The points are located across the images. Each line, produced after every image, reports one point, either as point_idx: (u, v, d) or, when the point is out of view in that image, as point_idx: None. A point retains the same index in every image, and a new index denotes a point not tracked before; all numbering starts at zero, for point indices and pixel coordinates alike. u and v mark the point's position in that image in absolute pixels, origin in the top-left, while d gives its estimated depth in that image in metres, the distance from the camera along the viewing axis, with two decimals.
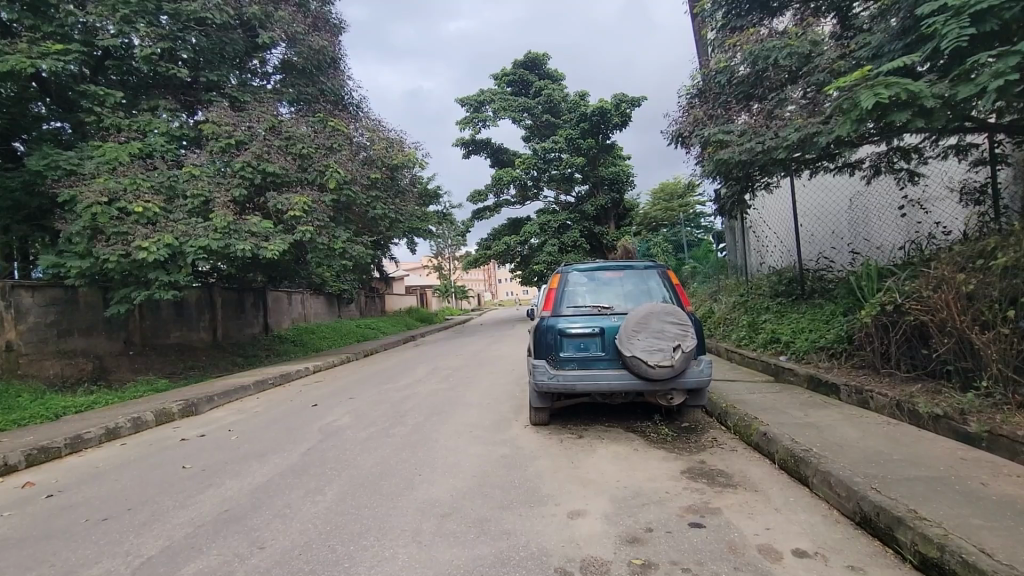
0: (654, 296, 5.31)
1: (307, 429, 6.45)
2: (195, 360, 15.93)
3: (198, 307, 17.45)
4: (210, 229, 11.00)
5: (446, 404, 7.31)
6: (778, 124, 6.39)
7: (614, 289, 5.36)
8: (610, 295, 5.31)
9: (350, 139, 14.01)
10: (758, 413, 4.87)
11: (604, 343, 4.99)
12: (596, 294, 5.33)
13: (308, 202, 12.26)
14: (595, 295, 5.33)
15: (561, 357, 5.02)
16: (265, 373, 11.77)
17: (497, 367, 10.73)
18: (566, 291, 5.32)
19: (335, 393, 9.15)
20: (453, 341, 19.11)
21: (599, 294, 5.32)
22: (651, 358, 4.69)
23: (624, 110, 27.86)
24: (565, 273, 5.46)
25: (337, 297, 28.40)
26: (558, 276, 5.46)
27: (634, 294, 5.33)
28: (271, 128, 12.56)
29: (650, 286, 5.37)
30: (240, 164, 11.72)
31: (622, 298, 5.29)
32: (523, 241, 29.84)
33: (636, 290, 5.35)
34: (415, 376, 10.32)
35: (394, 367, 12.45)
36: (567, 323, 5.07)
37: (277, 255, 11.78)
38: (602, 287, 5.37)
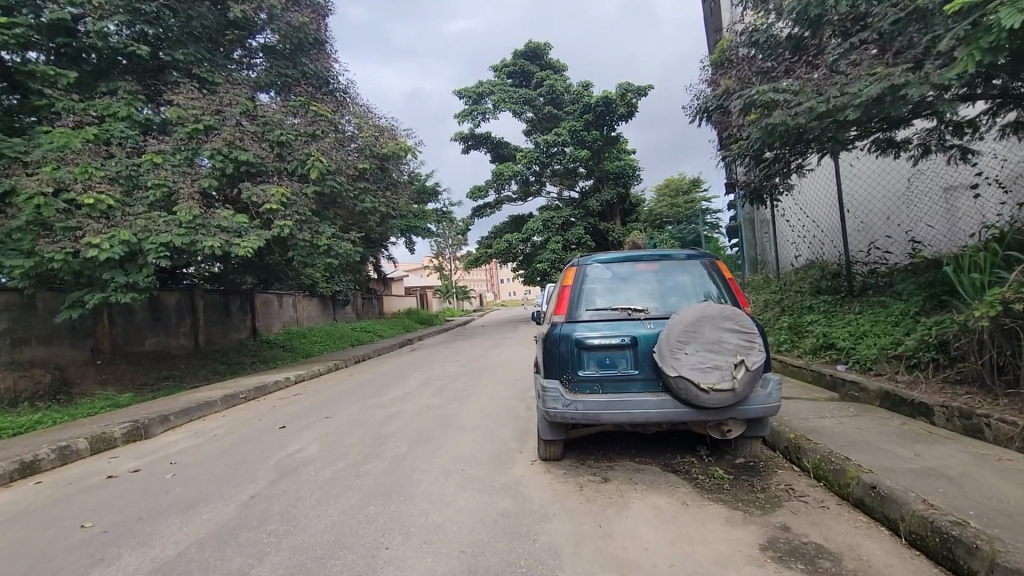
0: (700, 296, 4.04)
1: (259, 463, 5.20)
2: (172, 369, 14.73)
3: (177, 312, 16.24)
4: (174, 224, 9.81)
5: (434, 426, 6.07)
6: (845, 79, 5.10)
7: (647, 287, 4.09)
8: (641, 294, 4.05)
9: (334, 125, 12.76)
10: (846, 450, 3.61)
11: (636, 359, 3.75)
12: (624, 292, 4.07)
13: (286, 193, 11.06)
14: (622, 294, 4.07)
15: (579, 377, 3.80)
16: (239, 385, 10.55)
17: (497, 377, 9.48)
18: (582, 290, 4.08)
19: (311, 411, 7.92)
20: (452, 345, 17.82)
21: (627, 292, 4.07)
22: (705, 380, 3.43)
23: (630, 100, 26.62)
24: (583, 265, 4.20)
25: (331, 298, 27.19)
26: (573, 269, 4.21)
27: (673, 291, 4.06)
28: (244, 113, 11.37)
29: (694, 283, 4.10)
30: (209, 151, 10.54)
31: (658, 298, 4.02)
32: (525, 239, 28.58)
33: (677, 288, 4.08)
34: (404, 389, 9.07)
35: (383, 376, 11.20)
36: (586, 332, 3.83)
37: (251, 253, 10.57)
38: (631, 283, 4.11)
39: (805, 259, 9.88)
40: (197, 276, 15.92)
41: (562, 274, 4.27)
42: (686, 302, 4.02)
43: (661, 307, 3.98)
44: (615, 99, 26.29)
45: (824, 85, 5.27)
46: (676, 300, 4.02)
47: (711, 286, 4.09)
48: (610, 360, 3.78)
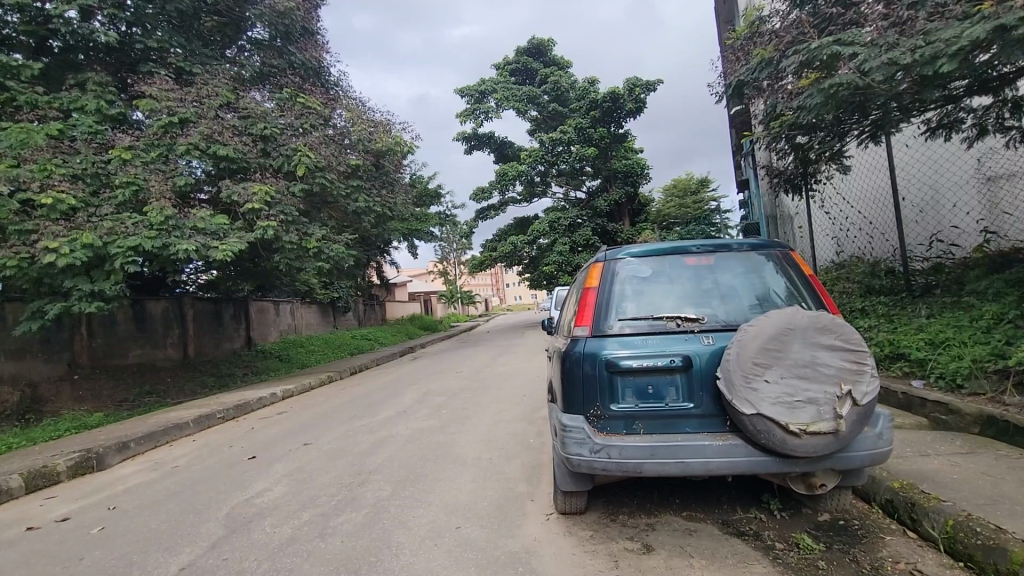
0: (768, 300, 2.99)
1: (210, 513, 4.21)
2: (157, 383, 13.79)
3: (164, 321, 15.29)
4: (144, 226, 8.87)
5: (428, 459, 5.08)
6: (934, 25, 4.09)
7: (697, 288, 3.05)
8: (689, 298, 3.02)
9: (324, 118, 11.81)
10: (988, 513, 2.61)
11: (693, 389, 2.74)
12: (666, 294, 3.05)
13: (270, 191, 10.12)
14: (663, 297, 3.05)
15: (612, 411, 2.80)
16: (219, 402, 9.59)
17: (504, 391, 8.43)
18: (611, 291, 3.09)
19: (290, 435, 6.95)
20: (455, 354, 16.84)
21: (671, 295, 3.04)
22: (793, 420, 2.42)
23: (639, 95, 25.68)
24: (612, 260, 3.19)
25: (331, 305, 26.17)
26: (598, 266, 3.21)
27: (732, 293, 3.01)
28: (224, 105, 10.40)
29: (758, 282, 3.05)
30: (182, 146, 9.53)
31: (711, 302, 2.99)
32: (531, 242, 27.60)
33: (736, 289, 3.02)
34: (399, 407, 8.09)
35: (379, 391, 10.21)
36: (620, 352, 2.82)
37: (231, 258, 9.62)
38: (675, 283, 3.08)
39: (846, 256, 8.87)
40: (197, 284, 16.56)
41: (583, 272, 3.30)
42: (749, 306, 2.96)
43: (716, 315, 2.94)
44: (623, 94, 25.32)
45: (905, 34, 4.27)
46: (736, 303, 2.97)
47: (783, 287, 3.04)
48: (654, 389, 2.77)
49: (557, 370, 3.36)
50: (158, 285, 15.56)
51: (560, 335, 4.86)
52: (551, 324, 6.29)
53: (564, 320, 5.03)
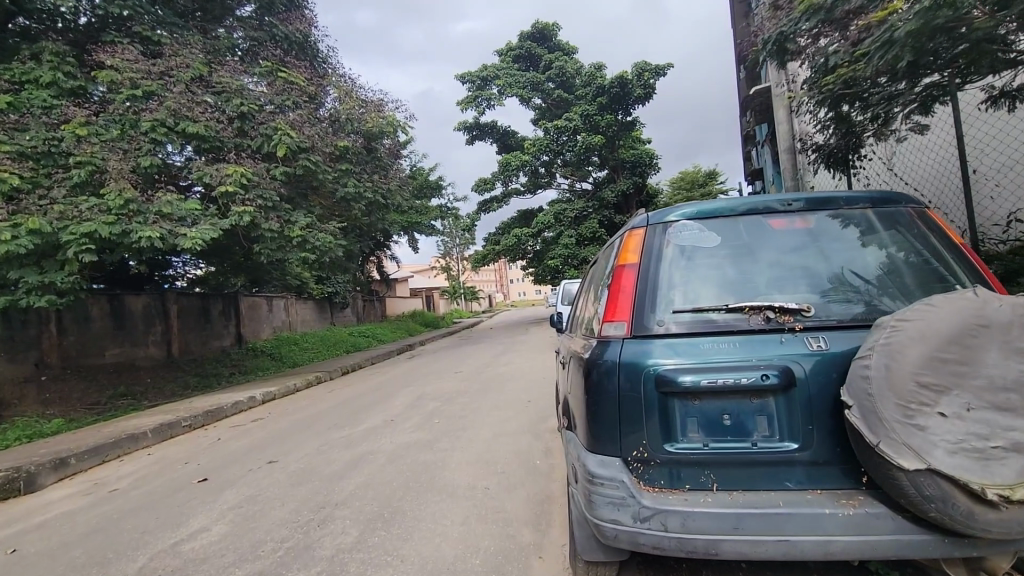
0: (880, 279, 1.95)
1: (121, 568, 3.22)
2: (135, 384, 12.85)
3: (145, 319, 14.33)
4: (102, 210, 7.89)
5: (410, 487, 4.10)
6: None
7: (775, 262, 2.03)
8: (764, 276, 2.00)
9: (309, 96, 10.83)
10: None
11: (799, 423, 1.74)
12: (729, 270, 2.04)
13: (246, 173, 9.15)
14: (726, 274, 2.04)
15: (667, 455, 1.80)
16: (190, 407, 8.63)
17: (505, 397, 7.43)
18: (657, 268, 2.08)
19: (258, 450, 5.97)
20: (455, 351, 15.93)
21: (736, 271, 2.03)
22: (990, 481, 1.43)
23: (647, 80, 24.66)
24: (660, 222, 2.19)
25: (328, 301, 25.19)
26: (639, 231, 2.23)
27: (826, 270, 1.98)
28: (196, 79, 9.41)
29: (867, 254, 2.02)
30: (145, 123, 8.56)
31: (795, 282, 1.97)
32: (535, 235, 26.57)
33: (832, 264, 2.00)
34: (387, 414, 7.12)
35: (369, 394, 9.25)
36: (680, 361, 1.83)
37: (202, 247, 8.66)
38: (744, 255, 2.07)
39: None
40: (187, 277, 16.22)
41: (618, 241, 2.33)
42: (849, 288, 1.93)
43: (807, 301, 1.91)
44: (630, 79, 24.27)
45: None
46: (831, 285, 1.95)
47: (907, 263, 1.99)
48: (734, 421, 1.77)
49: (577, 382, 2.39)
50: (144, 279, 15.09)
51: (576, 337, 3.87)
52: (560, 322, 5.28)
53: (582, 314, 4.03)
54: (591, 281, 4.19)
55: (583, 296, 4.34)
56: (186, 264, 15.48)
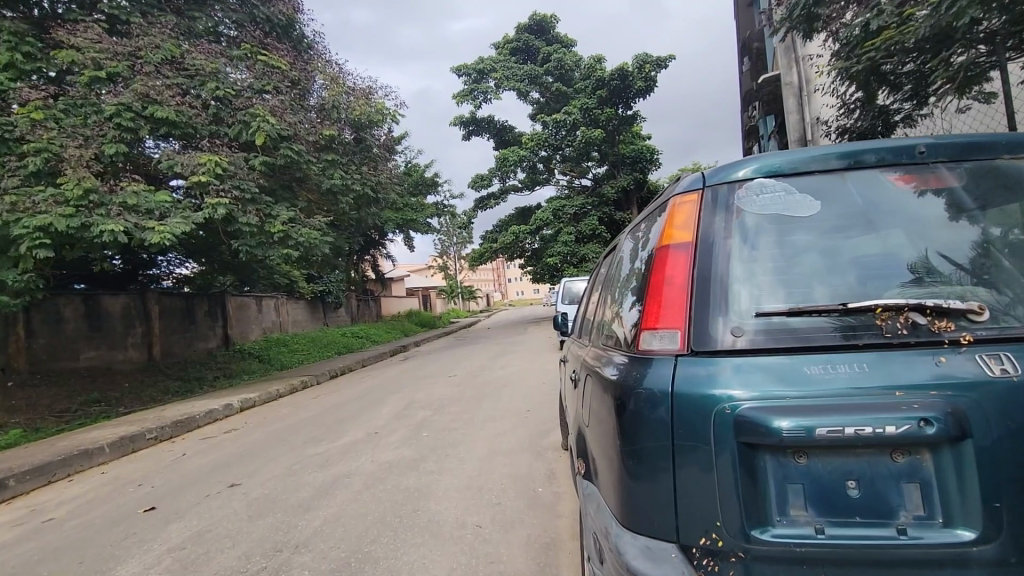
0: (997, 264, 1.37)
1: None
2: (111, 388, 12.12)
3: (124, 320, 13.57)
4: (58, 201, 7.17)
5: (386, 522, 3.44)
6: None
7: (852, 241, 1.48)
8: (846, 263, 1.44)
9: (293, 82, 10.12)
10: None
11: (976, 496, 1.16)
12: (789, 251, 1.49)
13: (222, 162, 8.47)
14: (788, 257, 1.48)
15: (760, 538, 1.23)
16: (160, 416, 7.92)
17: (503, 406, 6.74)
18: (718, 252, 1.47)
19: (223, 469, 5.28)
20: (451, 353, 15.25)
21: (804, 254, 1.47)
22: None
23: (648, 73, 23.99)
24: (724, 181, 1.57)
25: (321, 301, 24.44)
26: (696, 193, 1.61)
27: (911, 253, 1.44)
28: (166, 61, 8.68)
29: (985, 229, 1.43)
30: (109, 107, 7.82)
31: (895, 271, 1.41)
32: (533, 232, 25.87)
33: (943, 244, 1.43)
34: (372, 425, 6.44)
35: (356, 400, 8.57)
36: (779, 396, 1.26)
37: (173, 243, 7.95)
38: (820, 231, 1.50)
39: None
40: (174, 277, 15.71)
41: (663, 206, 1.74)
42: (936, 278, 1.39)
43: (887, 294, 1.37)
44: (631, 71, 23.57)
45: None
46: (914, 273, 1.41)
47: None
48: (866, 491, 1.19)
49: (596, 407, 1.81)
50: (130, 278, 14.55)
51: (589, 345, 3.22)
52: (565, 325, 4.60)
53: (596, 317, 3.35)
54: (606, 269, 3.57)
55: (596, 294, 3.66)
56: (173, 263, 15.13)
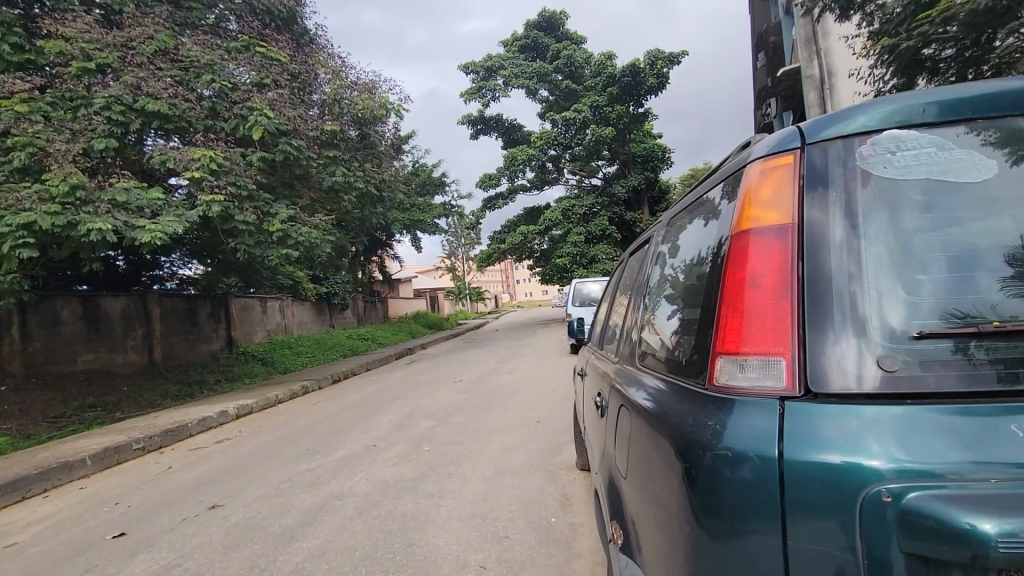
0: None
1: None
2: (108, 392, 11.77)
3: (124, 321, 13.20)
4: (44, 198, 6.79)
5: (377, 558, 2.99)
6: None
7: (961, 225, 1.18)
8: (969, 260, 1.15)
9: (293, 75, 9.72)
10: None
11: None
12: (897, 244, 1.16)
13: (217, 157, 8.03)
14: (904, 252, 1.16)
15: None
16: (150, 424, 7.52)
17: (511, 416, 6.31)
18: (823, 252, 1.14)
19: (208, 486, 4.87)
20: (457, 356, 14.82)
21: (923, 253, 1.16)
22: None
23: (660, 69, 23.47)
24: (839, 136, 1.23)
25: (326, 302, 24.04)
26: (795, 155, 1.25)
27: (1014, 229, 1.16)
28: (160, 53, 8.32)
29: None
30: (98, 99, 7.47)
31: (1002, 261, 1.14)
32: (542, 233, 25.40)
33: None
34: (372, 437, 6.01)
35: (357, 408, 8.14)
36: (986, 481, 0.93)
37: (164, 242, 7.54)
38: (933, 214, 1.18)
39: None
40: (177, 278, 15.39)
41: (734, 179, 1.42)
42: None
43: (999, 299, 1.10)
44: (643, 68, 23.04)
45: None
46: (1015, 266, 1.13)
47: None
48: None
49: (637, 447, 1.50)
50: (133, 279, 14.28)
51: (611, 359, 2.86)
52: (582, 333, 4.13)
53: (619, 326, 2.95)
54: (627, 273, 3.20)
55: (617, 300, 3.25)
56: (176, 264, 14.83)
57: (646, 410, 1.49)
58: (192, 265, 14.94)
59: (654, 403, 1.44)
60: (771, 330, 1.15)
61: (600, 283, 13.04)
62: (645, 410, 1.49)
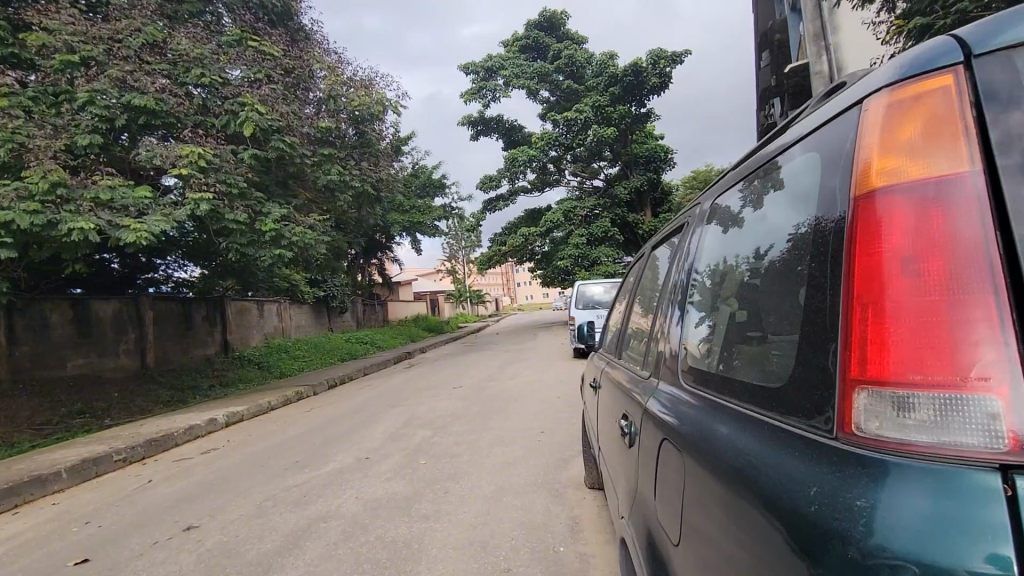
0: None
1: None
2: (98, 398, 11.41)
3: (116, 326, 12.74)
4: (23, 196, 6.41)
5: None
6: None
7: None
8: None
9: (287, 70, 9.41)
10: None
11: None
12: None
13: (206, 154, 7.70)
14: None
15: None
16: (135, 433, 7.17)
17: (513, 425, 5.97)
18: (1003, 221, 0.79)
19: (187, 503, 4.52)
20: (457, 360, 14.48)
21: None
22: None
23: (663, 69, 23.17)
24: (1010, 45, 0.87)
25: (324, 305, 23.70)
26: (953, 78, 0.89)
27: None
28: (147, 46, 7.99)
29: None
30: (81, 93, 7.11)
31: None
32: (543, 235, 25.06)
33: None
34: (365, 448, 5.66)
35: (351, 415, 7.80)
36: None
37: (150, 242, 7.19)
38: None
39: None
40: (173, 281, 15.07)
41: (834, 125, 1.07)
42: None
43: None
44: (645, 67, 22.73)
45: None
46: None
47: None
48: None
49: (710, 510, 1.18)
50: (126, 282, 13.98)
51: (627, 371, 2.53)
52: (592, 340, 3.79)
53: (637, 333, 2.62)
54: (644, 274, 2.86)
55: (632, 305, 2.92)
56: (172, 266, 14.51)
57: (720, 460, 1.17)
58: (188, 268, 14.61)
59: (734, 453, 1.13)
60: (922, 333, 0.84)
61: (603, 286, 12.71)
62: (718, 459, 1.18)
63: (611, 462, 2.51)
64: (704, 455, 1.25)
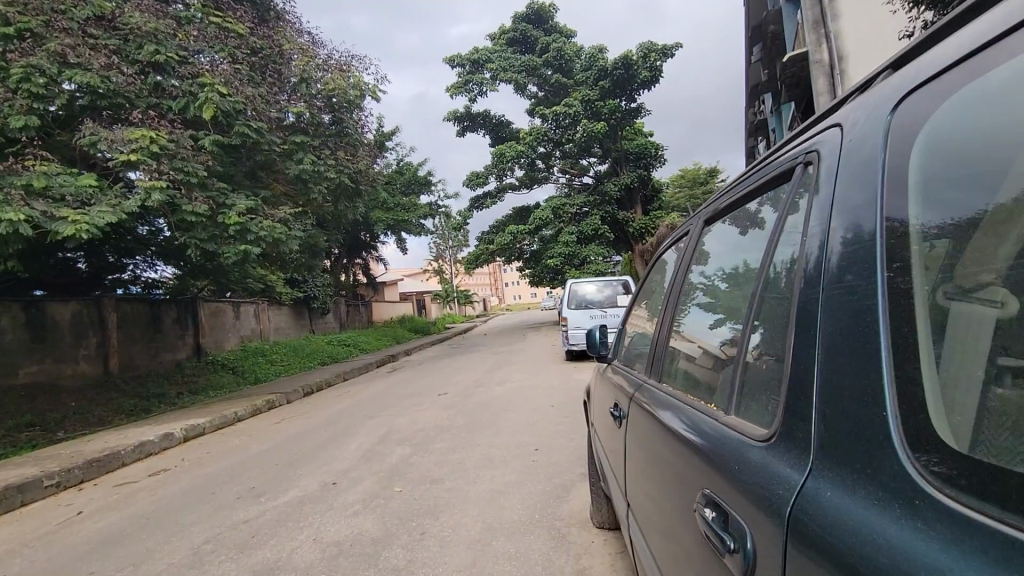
0: None
1: None
2: (52, 408, 10.50)
3: (74, 330, 11.82)
4: None
5: None
6: None
7: None
8: None
9: (254, 51, 8.65)
10: None
11: None
12: None
13: (159, 137, 6.93)
14: None
15: None
16: (78, 452, 6.37)
17: (504, 441, 5.28)
18: None
19: (115, 546, 3.77)
20: (442, 364, 13.74)
21: None
22: None
23: (654, 62, 22.59)
24: None
25: (305, 306, 22.77)
26: None
27: None
28: (93, 18, 7.10)
29: None
30: (14, 69, 6.21)
31: None
32: (532, 233, 24.37)
33: None
34: (335, 470, 4.93)
35: (325, 428, 7.06)
36: None
37: (93, 237, 6.37)
38: None
39: None
40: (142, 281, 14.20)
41: None
42: None
43: None
44: (636, 60, 22.13)
45: None
46: None
47: None
48: None
49: None
50: (94, 281, 13.14)
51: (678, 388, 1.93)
52: (607, 351, 3.17)
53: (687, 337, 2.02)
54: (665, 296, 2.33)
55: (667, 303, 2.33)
56: (141, 265, 13.64)
57: (847, 550, 0.87)
58: (158, 267, 13.75)
59: None
60: None
61: (596, 285, 12.02)
62: (839, 550, 0.88)
63: (649, 502, 1.96)
64: (814, 537, 0.94)
